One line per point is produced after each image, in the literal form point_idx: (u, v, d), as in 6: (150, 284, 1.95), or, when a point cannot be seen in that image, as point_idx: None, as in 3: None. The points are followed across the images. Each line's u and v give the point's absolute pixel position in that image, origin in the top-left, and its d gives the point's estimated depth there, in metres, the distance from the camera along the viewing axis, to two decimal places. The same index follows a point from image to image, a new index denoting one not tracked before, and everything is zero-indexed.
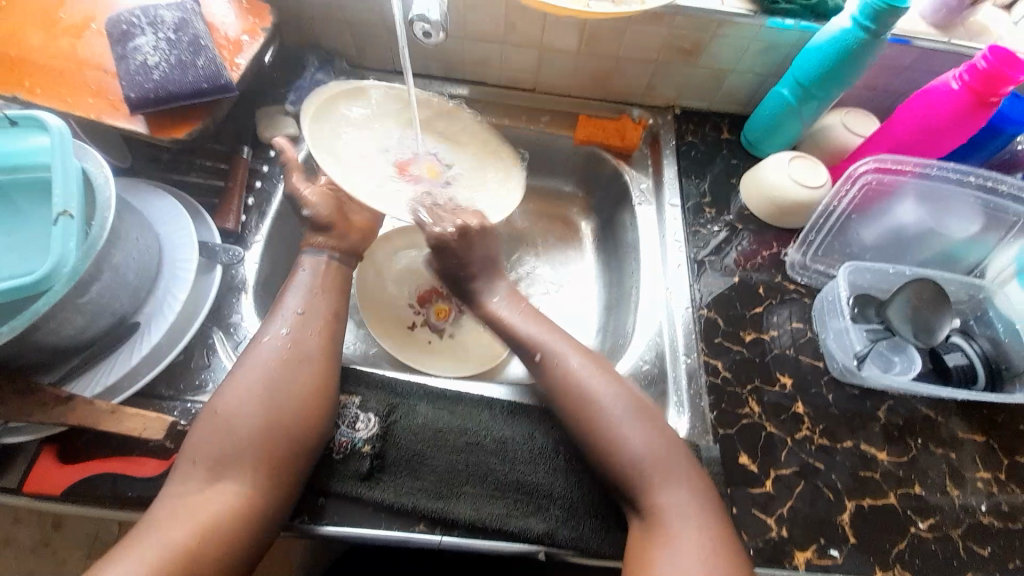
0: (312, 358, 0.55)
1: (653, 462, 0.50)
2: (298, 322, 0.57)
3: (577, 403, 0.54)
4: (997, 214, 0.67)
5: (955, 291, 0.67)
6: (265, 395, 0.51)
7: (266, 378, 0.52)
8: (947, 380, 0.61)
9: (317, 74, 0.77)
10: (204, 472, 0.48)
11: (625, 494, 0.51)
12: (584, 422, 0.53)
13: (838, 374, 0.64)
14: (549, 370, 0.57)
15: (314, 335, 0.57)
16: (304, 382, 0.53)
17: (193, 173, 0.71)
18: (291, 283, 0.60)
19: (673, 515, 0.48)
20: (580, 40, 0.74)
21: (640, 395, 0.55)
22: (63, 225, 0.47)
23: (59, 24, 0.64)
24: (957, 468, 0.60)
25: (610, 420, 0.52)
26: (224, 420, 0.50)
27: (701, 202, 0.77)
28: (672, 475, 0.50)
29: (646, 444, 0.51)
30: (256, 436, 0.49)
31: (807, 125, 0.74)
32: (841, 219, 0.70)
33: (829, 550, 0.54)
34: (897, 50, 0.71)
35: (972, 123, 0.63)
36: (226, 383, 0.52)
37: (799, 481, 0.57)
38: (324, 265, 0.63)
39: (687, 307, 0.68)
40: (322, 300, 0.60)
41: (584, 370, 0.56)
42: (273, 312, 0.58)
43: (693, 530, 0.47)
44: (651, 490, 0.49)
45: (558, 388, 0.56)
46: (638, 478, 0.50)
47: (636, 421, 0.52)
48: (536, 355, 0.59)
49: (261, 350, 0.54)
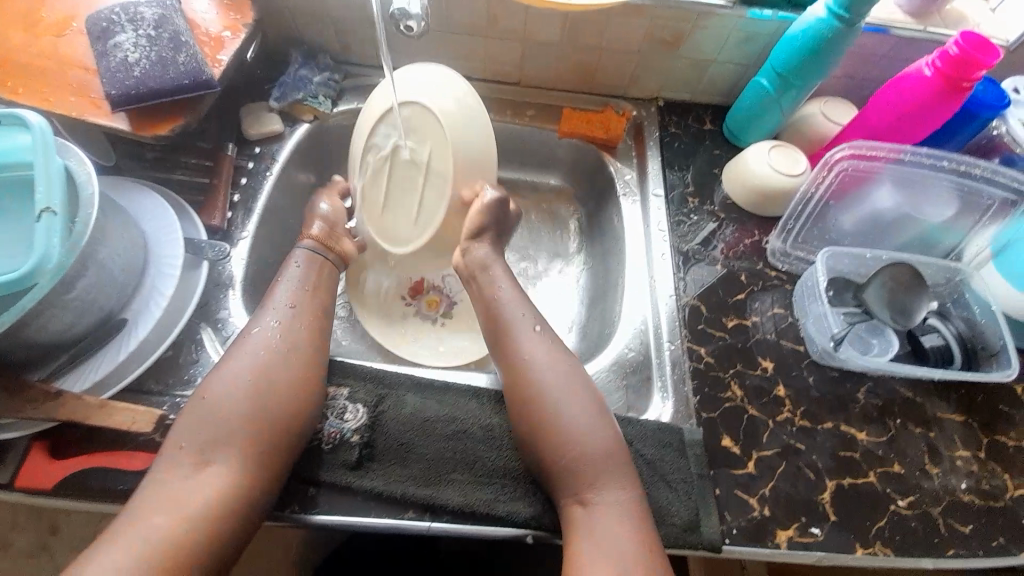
0: (301, 350, 0.56)
1: (597, 450, 0.52)
2: (286, 318, 0.57)
3: (550, 380, 0.55)
4: (972, 197, 0.69)
5: (933, 275, 0.68)
6: (252, 386, 0.52)
7: (255, 371, 0.52)
8: (924, 360, 0.63)
9: (301, 70, 0.78)
10: (191, 459, 0.48)
11: (568, 486, 0.51)
12: (545, 404, 0.54)
13: (818, 356, 0.65)
14: (537, 343, 0.58)
15: (300, 327, 0.57)
16: (292, 376, 0.54)
17: (178, 171, 0.71)
18: (282, 277, 0.61)
19: (605, 512, 0.49)
20: (562, 33, 0.75)
21: (600, 398, 0.56)
22: (46, 222, 0.47)
23: (40, 22, 0.64)
24: (935, 447, 0.61)
25: (563, 407, 0.54)
26: (213, 406, 0.50)
27: (685, 192, 0.78)
28: (615, 474, 0.51)
29: (595, 441, 0.52)
30: (244, 421, 0.50)
31: (787, 115, 0.75)
32: (819, 205, 0.71)
33: (811, 528, 0.55)
34: (876, 39, 0.72)
35: (946, 108, 0.64)
36: (212, 376, 0.52)
37: (780, 462, 0.58)
38: (318, 261, 0.64)
39: (671, 296, 0.69)
40: (312, 296, 0.60)
41: (552, 357, 0.57)
42: (261, 308, 0.58)
43: (626, 527, 0.49)
44: (591, 484, 0.51)
45: (533, 364, 0.57)
46: (579, 468, 0.51)
47: (584, 417, 0.54)
48: (538, 326, 0.61)
49: (246, 345, 0.54)
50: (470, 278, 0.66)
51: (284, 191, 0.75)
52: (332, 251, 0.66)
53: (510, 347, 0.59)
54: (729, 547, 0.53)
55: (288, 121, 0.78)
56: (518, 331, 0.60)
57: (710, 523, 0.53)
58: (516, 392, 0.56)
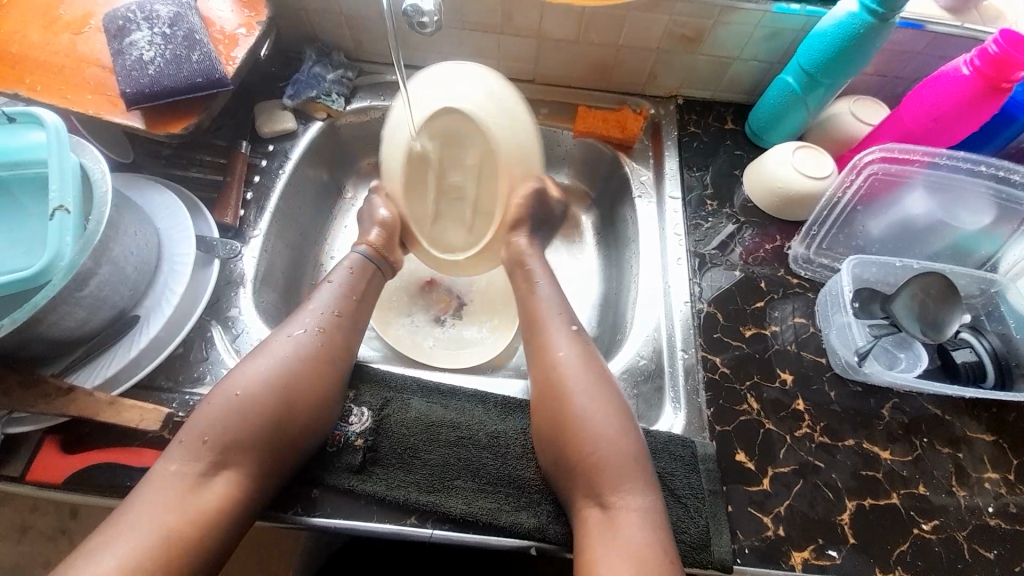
0: (330, 353, 0.56)
1: (612, 455, 0.51)
2: (323, 314, 0.59)
3: (578, 382, 0.55)
4: (1010, 205, 0.65)
5: (966, 285, 0.65)
6: (277, 382, 0.52)
7: (286, 368, 0.53)
8: (955, 377, 0.60)
9: (314, 68, 0.77)
10: (208, 458, 0.48)
11: (587, 488, 0.50)
12: (574, 404, 0.54)
13: (841, 370, 0.62)
14: (569, 343, 0.59)
15: (333, 330, 0.58)
16: (318, 377, 0.54)
17: (193, 168, 0.71)
18: (328, 282, 0.63)
19: (626, 519, 0.48)
20: (578, 29, 0.73)
21: (625, 402, 0.55)
22: (59, 220, 0.47)
23: (58, 20, 0.65)
24: (963, 468, 0.58)
25: (587, 405, 0.53)
26: (235, 402, 0.50)
27: (703, 194, 0.75)
28: (638, 482, 0.50)
29: (619, 446, 0.51)
30: (262, 424, 0.50)
31: (812, 115, 0.72)
32: (846, 210, 0.68)
33: (827, 550, 0.53)
34: (911, 35, 0.68)
35: (983, 111, 0.60)
36: (245, 363, 0.53)
37: (797, 479, 0.56)
38: (369, 266, 0.66)
39: (686, 302, 0.67)
40: (350, 300, 0.62)
41: (580, 365, 0.57)
42: (300, 309, 0.59)
43: (647, 538, 0.47)
44: (613, 487, 0.50)
45: (563, 365, 0.57)
46: (605, 469, 0.50)
47: (611, 419, 0.53)
48: (573, 327, 0.61)
49: (274, 342, 0.55)
50: (512, 272, 0.68)
51: (296, 188, 0.75)
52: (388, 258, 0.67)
53: (542, 345, 0.60)
54: (740, 567, 0.52)
55: (301, 119, 0.77)
56: (549, 333, 0.60)
57: (720, 542, 0.52)
58: (540, 390, 0.56)
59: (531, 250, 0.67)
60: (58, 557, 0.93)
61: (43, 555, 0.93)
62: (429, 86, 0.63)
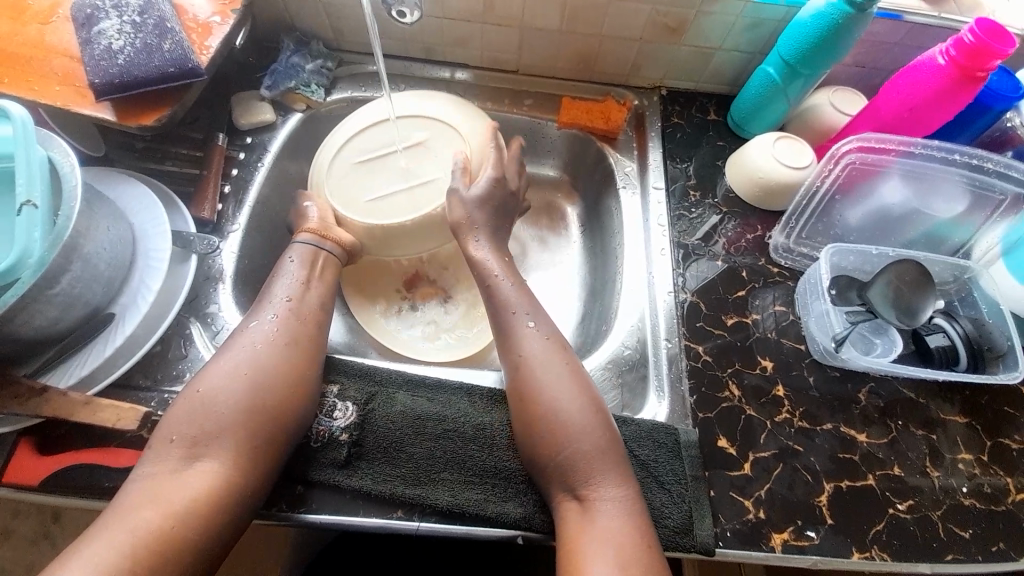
0: (298, 355, 0.54)
1: (590, 456, 0.50)
2: (287, 312, 0.57)
3: (549, 379, 0.54)
4: (984, 192, 0.67)
5: (941, 272, 0.66)
6: (229, 399, 0.50)
7: (244, 381, 0.51)
8: (928, 361, 0.61)
9: (292, 58, 0.76)
10: (176, 458, 0.47)
11: (563, 482, 0.50)
12: (540, 404, 0.53)
13: (819, 356, 0.63)
14: (536, 341, 0.57)
15: (291, 332, 0.56)
16: (281, 389, 0.52)
17: (168, 161, 0.70)
18: (279, 274, 0.61)
19: (603, 514, 0.48)
20: (561, 19, 0.73)
21: (595, 393, 0.54)
22: (27, 215, 0.46)
23: (26, 10, 0.62)
24: (937, 449, 0.60)
25: (561, 406, 0.52)
26: (203, 408, 0.49)
27: (686, 185, 0.75)
28: (611, 470, 0.50)
29: (586, 441, 0.51)
30: (230, 428, 0.49)
31: (792, 106, 0.73)
32: (824, 199, 0.69)
33: (806, 531, 0.54)
34: (889, 26, 0.69)
35: (959, 99, 0.61)
36: (213, 368, 0.52)
37: (776, 463, 0.57)
38: (313, 256, 0.63)
39: (669, 292, 0.68)
40: (311, 293, 0.60)
41: (551, 358, 0.56)
42: (263, 301, 0.58)
43: (626, 527, 0.47)
44: (587, 480, 0.50)
45: (528, 362, 0.55)
46: (577, 463, 0.50)
47: (582, 419, 0.52)
48: (532, 324, 0.59)
49: (235, 348, 0.53)
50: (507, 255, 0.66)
51: (277, 184, 0.74)
52: (327, 239, 0.65)
53: (509, 336, 0.58)
54: (722, 550, 0.53)
55: (280, 110, 0.76)
56: (515, 329, 0.58)
57: (703, 526, 0.53)
58: (515, 384, 0.55)
59: (495, 263, 0.64)
60: (41, 559, 0.91)
61: (24, 560, 0.91)
62: (371, 114, 0.71)
